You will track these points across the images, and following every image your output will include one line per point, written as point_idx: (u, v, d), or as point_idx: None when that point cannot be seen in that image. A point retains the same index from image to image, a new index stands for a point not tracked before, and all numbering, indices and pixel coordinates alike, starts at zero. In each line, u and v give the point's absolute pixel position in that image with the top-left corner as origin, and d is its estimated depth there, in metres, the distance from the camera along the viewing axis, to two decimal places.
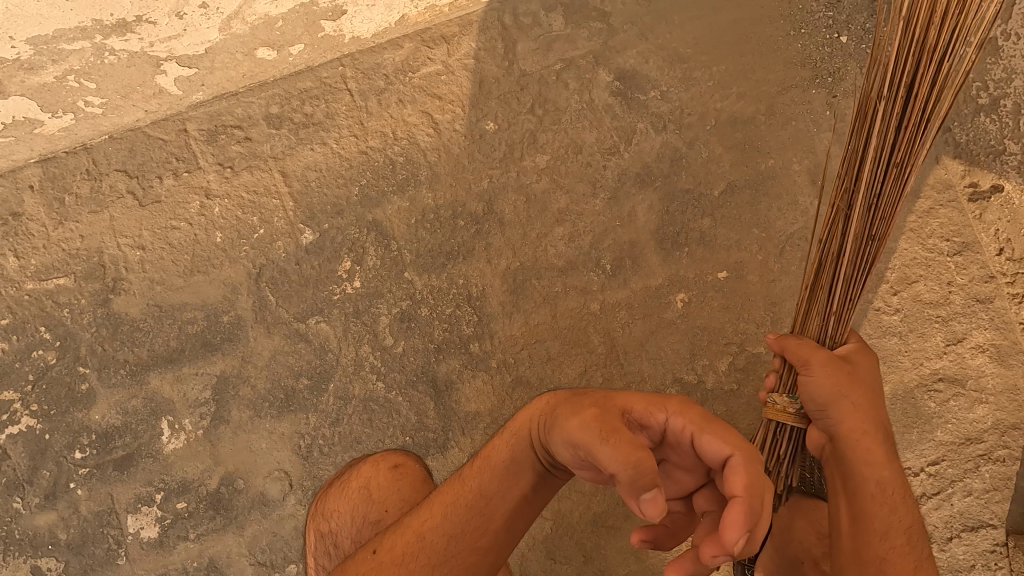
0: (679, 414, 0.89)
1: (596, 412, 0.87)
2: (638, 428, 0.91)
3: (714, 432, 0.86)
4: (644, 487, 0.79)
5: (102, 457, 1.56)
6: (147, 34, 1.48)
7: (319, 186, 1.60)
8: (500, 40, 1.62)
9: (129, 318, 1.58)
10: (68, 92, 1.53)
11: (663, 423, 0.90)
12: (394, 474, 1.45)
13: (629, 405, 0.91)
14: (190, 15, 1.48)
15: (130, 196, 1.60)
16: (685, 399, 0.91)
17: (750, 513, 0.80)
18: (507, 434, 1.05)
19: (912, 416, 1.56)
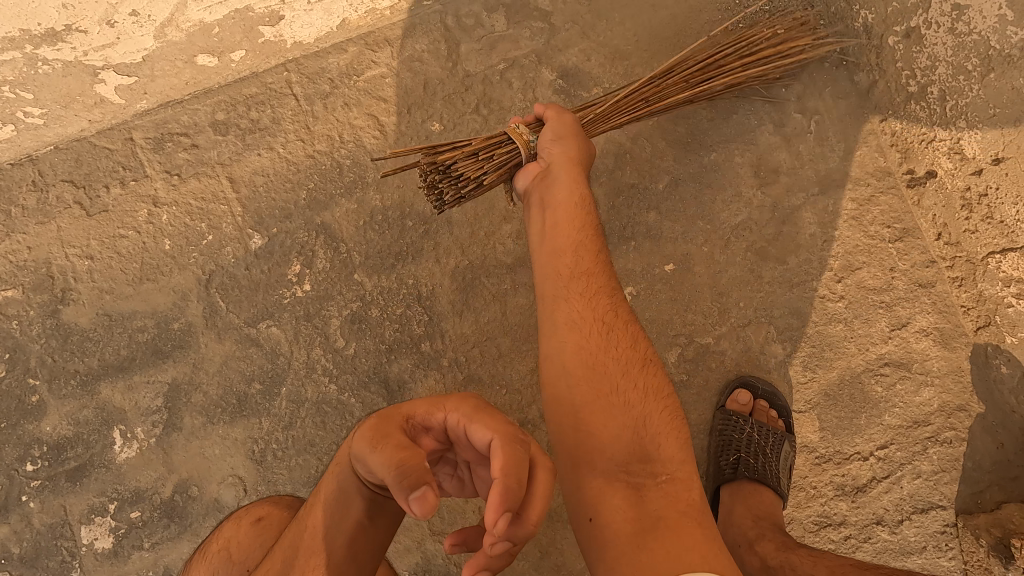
0: (453, 410, 0.88)
1: (377, 424, 0.86)
2: (424, 433, 0.89)
3: (479, 421, 0.84)
4: (412, 486, 0.73)
5: (54, 468, 1.55)
6: (79, 43, 1.45)
7: (267, 191, 1.61)
8: (443, 41, 1.64)
9: (79, 329, 1.58)
10: (6, 104, 1.51)
11: (444, 422, 0.88)
12: (258, 524, 1.29)
13: (410, 412, 0.89)
14: (121, 24, 1.45)
15: (78, 207, 1.60)
16: (465, 396, 0.91)
17: (509, 493, 0.75)
18: (330, 468, 0.99)
19: (858, 401, 1.56)
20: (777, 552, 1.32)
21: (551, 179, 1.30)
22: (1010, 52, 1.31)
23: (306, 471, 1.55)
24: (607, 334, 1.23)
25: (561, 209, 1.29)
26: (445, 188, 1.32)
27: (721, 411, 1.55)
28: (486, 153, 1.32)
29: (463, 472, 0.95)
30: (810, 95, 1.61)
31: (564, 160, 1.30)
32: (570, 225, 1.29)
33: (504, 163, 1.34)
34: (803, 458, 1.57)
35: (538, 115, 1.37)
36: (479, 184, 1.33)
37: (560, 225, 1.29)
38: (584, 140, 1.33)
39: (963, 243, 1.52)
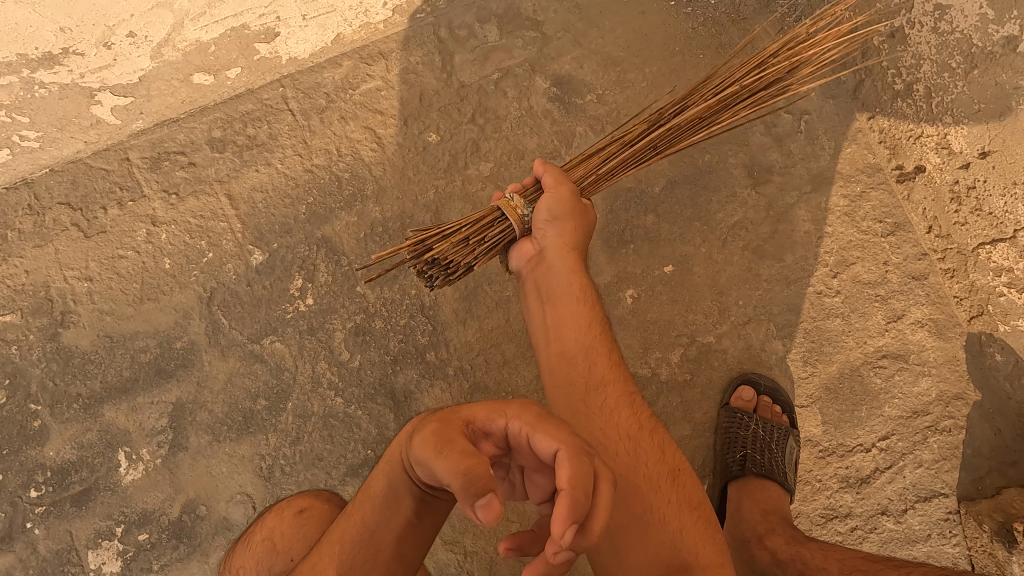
0: (516, 417, 0.86)
1: (439, 424, 0.84)
2: (483, 437, 0.86)
3: (545, 430, 0.82)
4: (478, 493, 0.72)
5: (58, 494, 1.53)
6: (77, 65, 1.51)
7: (266, 207, 1.61)
8: (437, 53, 1.65)
9: (80, 351, 1.56)
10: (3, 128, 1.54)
11: (504, 428, 0.86)
12: (301, 517, 1.26)
13: (471, 415, 0.87)
14: (118, 45, 1.51)
15: (75, 228, 1.59)
16: (527, 402, 0.89)
17: (577, 505, 0.74)
18: (381, 464, 0.99)
19: (859, 393, 1.59)
20: (786, 546, 1.32)
21: (549, 267, 1.30)
22: (992, 49, 1.34)
23: (315, 485, 1.54)
24: (593, 390, 1.24)
25: (561, 303, 1.29)
26: (435, 273, 1.33)
27: (726, 408, 1.57)
28: (478, 237, 1.30)
29: (515, 476, 0.93)
30: (799, 96, 1.65)
31: (558, 245, 1.29)
32: (567, 305, 1.29)
33: (491, 248, 1.31)
34: (807, 452, 1.59)
35: (536, 177, 1.33)
36: (467, 267, 1.32)
37: (558, 308, 1.29)
38: (582, 218, 1.30)
39: (953, 235, 1.54)
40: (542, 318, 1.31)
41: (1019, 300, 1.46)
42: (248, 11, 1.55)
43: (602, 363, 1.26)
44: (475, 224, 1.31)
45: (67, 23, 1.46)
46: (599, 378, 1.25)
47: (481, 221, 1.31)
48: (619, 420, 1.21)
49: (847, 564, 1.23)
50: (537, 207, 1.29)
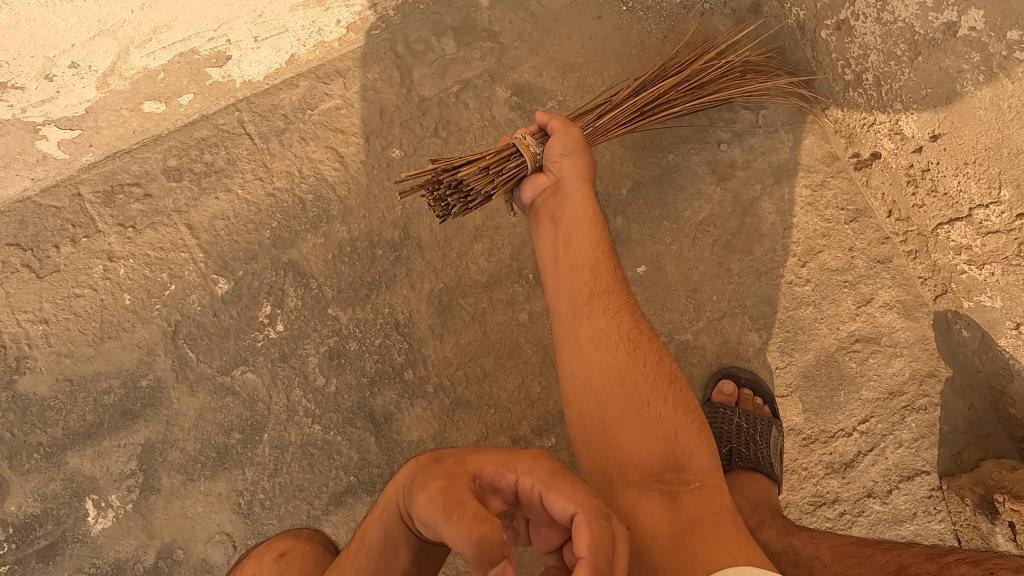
0: (527, 472, 0.82)
1: (444, 482, 0.79)
2: (492, 493, 0.82)
3: (559, 489, 0.78)
4: (491, 562, 0.66)
5: (23, 550, 1.45)
6: (17, 100, 1.45)
7: (228, 234, 1.57)
8: (395, 68, 1.64)
9: (38, 398, 1.49)
10: None
11: (515, 484, 0.82)
12: (281, 560, 1.19)
13: (479, 469, 0.83)
14: (61, 77, 1.46)
15: (26, 270, 1.52)
16: (539, 454, 0.85)
17: (598, 573, 0.71)
18: (377, 512, 0.95)
19: (836, 379, 1.61)
20: (778, 537, 1.31)
21: (563, 197, 1.31)
22: (933, 35, 1.34)
23: (298, 518, 1.49)
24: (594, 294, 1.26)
25: (573, 223, 1.30)
26: (452, 201, 1.32)
27: (708, 404, 1.58)
28: (497, 168, 1.31)
29: (520, 524, 0.90)
30: (754, 92, 1.68)
31: (575, 176, 1.31)
32: (585, 236, 1.30)
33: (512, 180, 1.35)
34: (791, 441, 1.60)
35: (542, 124, 1.36)
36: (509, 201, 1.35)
37: (572, 235, 1.30)
38: (592, 157, 1.33)
39: (913, 218, 1.58)
40: (555, 250, 1.31)
41: (980, 276, 1.47)
42: (197, 35, 1.51)
43: (603, 272, 1.29)
44: (493, 155, 1.32)
45: (4, 55, 1.39)
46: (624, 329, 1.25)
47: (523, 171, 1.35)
48: (640, 370, 1.22)
49: (840, 550, 1.22)
50: (548, 146, 1.32)
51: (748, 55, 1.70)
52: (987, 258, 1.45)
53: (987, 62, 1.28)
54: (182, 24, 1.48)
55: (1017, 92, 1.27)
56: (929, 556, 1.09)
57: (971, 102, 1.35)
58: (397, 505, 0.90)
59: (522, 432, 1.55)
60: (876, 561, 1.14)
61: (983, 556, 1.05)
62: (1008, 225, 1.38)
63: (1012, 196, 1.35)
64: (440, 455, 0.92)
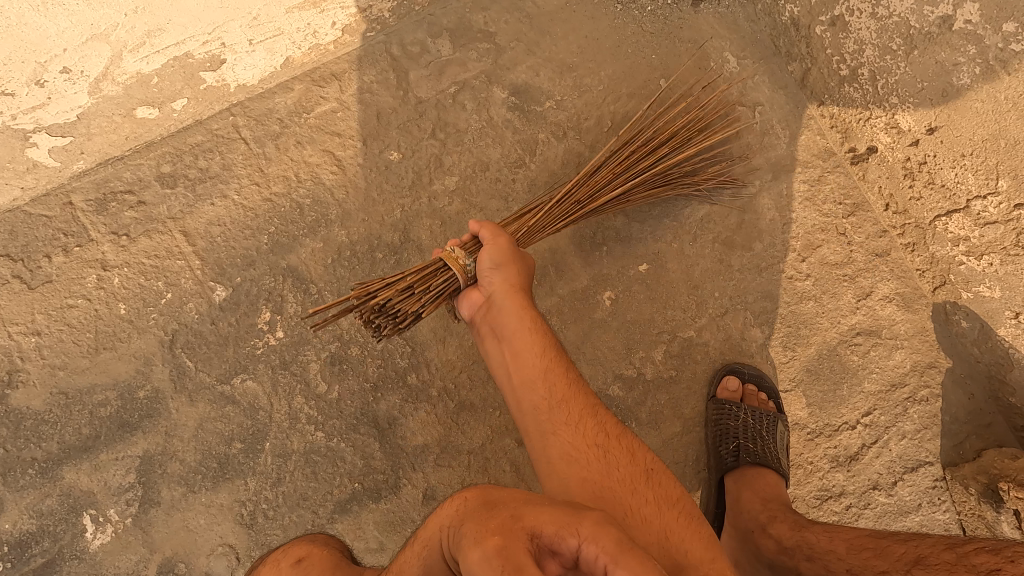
0: (592, 540, 0.76)
1: (502, 540, 0.75)
2: (549, 555, 0.78)
3: (625, 565, 0.72)
4: None
5: (18, 569, 1.41)
6: (8, 106, 1.42)
7: (225, 240, 1.54)
8: (391, 71, 1.63)
9: (32, 412, 1.45)
10: None
11: (575, 551, 0.77)
12: (299, 566, 1.18)
13: (539, 527, 0.79)
14: (53, 83, 1.43)
15: (17, 281, 1.48)
16: (605, 522, 0.80)
17: None
18: (417, 549, 0.93)
19: (838, 372, 1.61)
20: (791, 532, 1.31)
21: (497, 310, 1.24)
22: (929, 29, 1.36)
23: (302, 528, 1.47)
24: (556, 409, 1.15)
25: (512, 338, 1.21)
26: (382, 323, 1.30)
27: (714, 400, 1.56)
28: (422, 287, 1.30)
29: None
30: (750, 89, 1.69)
31: (506, 287, 1.25)
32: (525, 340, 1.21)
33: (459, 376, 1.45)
34: (796, 436, 1.61)
35: (474, 234, 1.32)
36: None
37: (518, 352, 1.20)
38: (520, 262, 1.28)
39: (910, 211, 1.59)
40: (507, 374, 1.21)
41: (978, 266, 1.49)
42: (191, 38, 1.48)
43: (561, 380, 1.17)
44: (417, 273, 1.31)
45: None
46: (561, 396, 1.16)
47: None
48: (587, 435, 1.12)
49: (854, 543, 1.21)
50: (479, 257, 1.27)
51: (743, 52, 1.71)
52: (985, 249, 1.47)
53: (984, 55, 1.31)
54: (177, 27, 1.46)
55: (1013, 85, 1.30)
56: (946, 546, 1.10)
57: (969, 96, 1.37)
58: (441, 543, 0.88)
59: None
60: (894, 552, 1.15)
61: (1003, 544, 1.06)
62: (1006, 215, 1.40)
63: (1010, 187, 1.37)
64: (491, 500, 0.89)
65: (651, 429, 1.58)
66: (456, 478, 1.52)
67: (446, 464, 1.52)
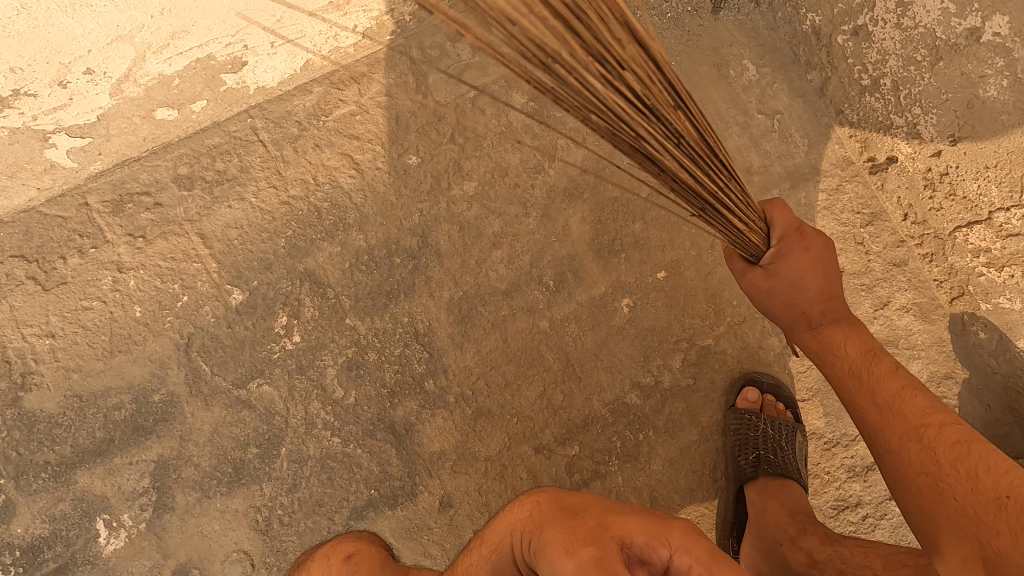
0: (683, 551, 0.80)
1: (593, 550, 0.80)
2: (639, 565, 0.81)
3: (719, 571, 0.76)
4: None
5: (31, 574, 1.40)
6: (28, 107, 1.41)
7: (242, 243, 1.53)
8: (411, 74, 1.61)
9: (45, 415, 1.44)
10: None
11: (668, 562, 0.80)
12: (350, 563, 1.18)
13: (629, 538, 0.83)
14: (75, 83, 1.42)
15: (31, 282, 1.47)
16: (693, 533, 0.83)
17: None
18: (486, 549, 0.99)
19: None
20: (823, 546, 1.31)
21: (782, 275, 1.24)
22: (955, 41, 1.35)
23: (318, 534, 1.46)
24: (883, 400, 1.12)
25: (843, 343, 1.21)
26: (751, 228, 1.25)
27: (733, 410, 1.55)
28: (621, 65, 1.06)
29: None
30: (769, 97, 1.69)
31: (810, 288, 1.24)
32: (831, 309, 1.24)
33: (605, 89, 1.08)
34: (813, 445, 1.60)
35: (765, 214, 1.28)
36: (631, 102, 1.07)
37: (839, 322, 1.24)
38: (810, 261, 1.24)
39: (929, 221, 1.59)
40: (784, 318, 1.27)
41: (998, 278, 1.49)
42: (214, 41, 1.47)
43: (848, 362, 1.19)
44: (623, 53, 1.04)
45: (18, 61, 1.35)
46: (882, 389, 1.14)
47: (597, 104, 1.08)
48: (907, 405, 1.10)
49: (892, 559, 1.21)
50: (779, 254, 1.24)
51: (763, 60, 1.71)
52: (1007, 261, 1.47)
53: (1011, 67, 1.30)
54: (200, 30, 1.44)
55: None
56: None
57: (993, 107, 1.37)
58: (512, 544, 0.95)
59: (545, 441, 1.53)
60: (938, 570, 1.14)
61: None
62: None
63: None
64: (568, 507, 0.93)
65: (668, 438, 1.57)
66: (473, 485, 1.51)
67: (462, 471, 1.51)
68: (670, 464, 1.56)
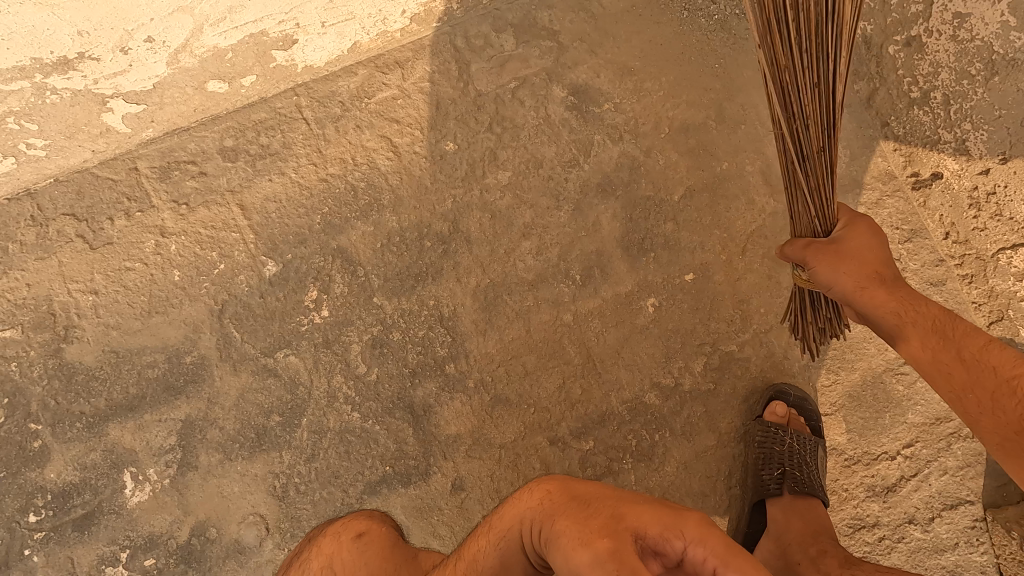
0: (698, 542, 0.79)
1: (608, 543, 0.79)
2: (652, 556, 0.80)
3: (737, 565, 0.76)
4: None
5: (59, 519, 1.46)
6: (91, 71, 1.42)
7: (280, 216, 1.57)
8: (453, 62, 1.64)
9: (84, 368, 1.50)
10: (8, 135, 1.46)
11: (682, 552, 0.80)
12: (361, 542, 1.20)
13: (642, 529, 0.81)
14: (135, 51, 1.42)
15: (80, 240, 1.53)
16: (707, 523, 0.82)
17: None
18: (494, 535, 0.97)
19: (881, 401, 1.58)
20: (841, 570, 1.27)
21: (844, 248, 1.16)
22: None
23: (332, 505, 1.49)
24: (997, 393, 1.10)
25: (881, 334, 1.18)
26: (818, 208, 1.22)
27: (759, 422, 1.53)
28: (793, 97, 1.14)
29: None
30: None
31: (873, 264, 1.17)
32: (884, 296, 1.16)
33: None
34: (833, 461, 1.57)
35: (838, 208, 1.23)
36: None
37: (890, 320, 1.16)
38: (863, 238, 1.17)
39: (972, 241, 1.57)
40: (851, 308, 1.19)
41: None
42: (268, 16, 1.46)
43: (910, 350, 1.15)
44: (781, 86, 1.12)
45: (85, 25, 1.35)
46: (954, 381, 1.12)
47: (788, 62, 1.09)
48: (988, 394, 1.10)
49: None
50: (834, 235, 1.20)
51: None
52: None
53: None
54: (256, 5, 1.43)
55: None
56: None
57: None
58: (522, 532, 0.93)
59: (560, 433, 1.54)
60: None
61: None
62: None
63: None
64: (580, 497, 0.92)
65: (684, 441, 1.56)
66: (486, 470, 1.52)
67: (477, 456, 1.53)
68: (684, 468, 1.55)
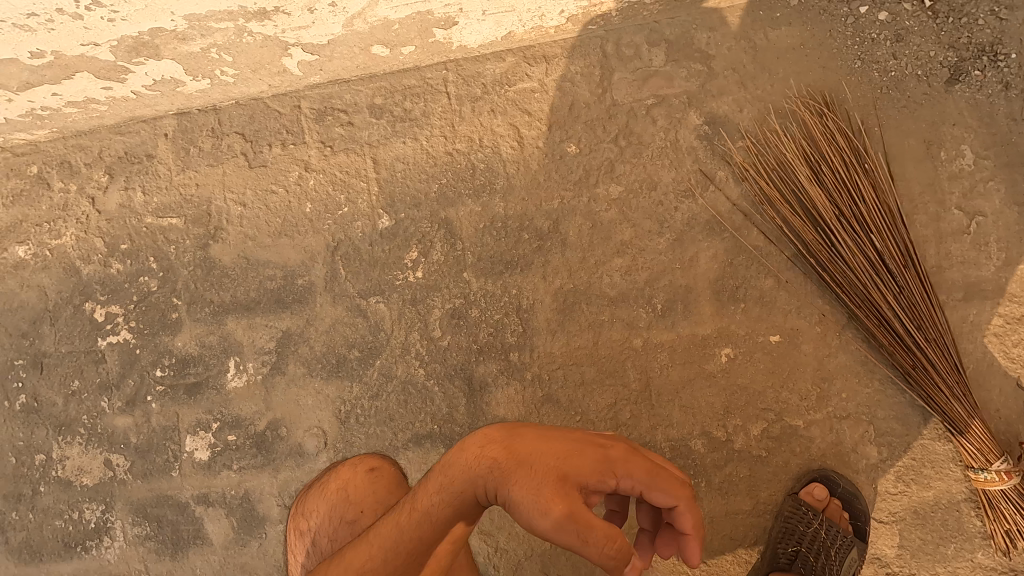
0: (632, 476, 0.95)
1: (562, 508, 0.88)
2: (593, 496, 0.94)
3: (667, 488, 0.95)
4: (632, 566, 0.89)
5: (176, 379, 1.79)
6: (282, 22, 1.48)
7: (404, 177, 1.72)
8: (598, 67, 1.66)
9: (221, 265, 1.78)
10: (209, 62, 1.59)
11: (619, 487, 0.95)
12: (372, 474, 1.43)
13: (585, 479, 0.92)
14: (320, 12, 1.47)
15: (243, 157, 1.79)
16: (633, 451, 0.98)
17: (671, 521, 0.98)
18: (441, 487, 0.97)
19: (948, 529, 1.45)
20: None
21: None
22: None
23: (381, 442, 1.67)
24: None
25: None
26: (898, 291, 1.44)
27: (792, 498, 1.49)
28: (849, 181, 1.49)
29: None
30: (978, 194, 1.49)
31: None
32: None
33: (837, 133, 1.50)
34: (870, 569, 1.49)
35: None
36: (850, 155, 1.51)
37: None
38: None
39: None
40: None
41: None
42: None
43: None
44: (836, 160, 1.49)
45: None
46: None
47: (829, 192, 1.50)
48: None
49: None
50: None
51: (987, 152, 1.50)
52: None
53: None
54: None
55: None
56: None
57: None
58: (469, 487, 0.95)
59: None
60: None
61: None
62: None
63: None
64: (521, 453, 0.93)
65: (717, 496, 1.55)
66: None
67: None
68: (709, 522, 1.54)
